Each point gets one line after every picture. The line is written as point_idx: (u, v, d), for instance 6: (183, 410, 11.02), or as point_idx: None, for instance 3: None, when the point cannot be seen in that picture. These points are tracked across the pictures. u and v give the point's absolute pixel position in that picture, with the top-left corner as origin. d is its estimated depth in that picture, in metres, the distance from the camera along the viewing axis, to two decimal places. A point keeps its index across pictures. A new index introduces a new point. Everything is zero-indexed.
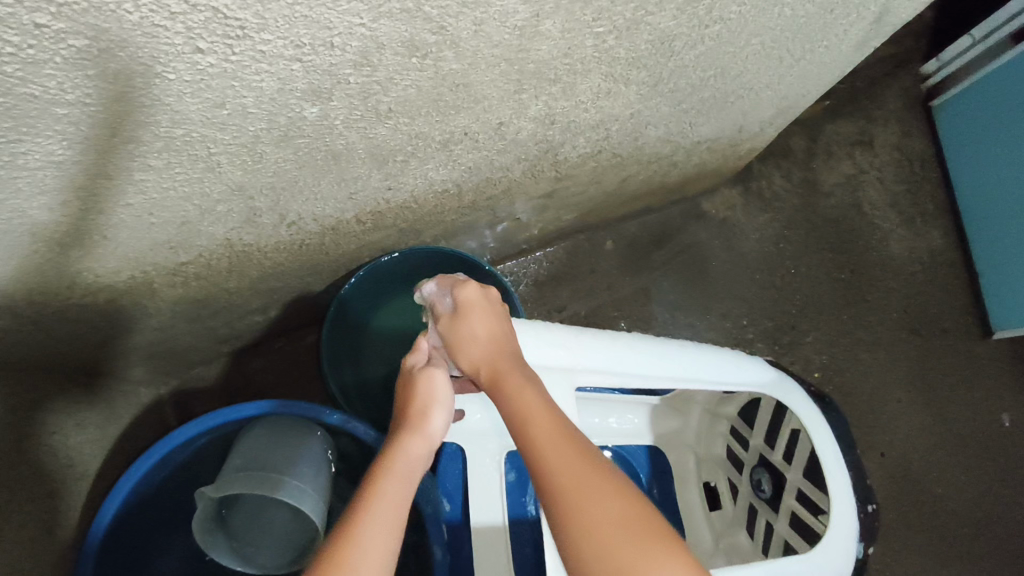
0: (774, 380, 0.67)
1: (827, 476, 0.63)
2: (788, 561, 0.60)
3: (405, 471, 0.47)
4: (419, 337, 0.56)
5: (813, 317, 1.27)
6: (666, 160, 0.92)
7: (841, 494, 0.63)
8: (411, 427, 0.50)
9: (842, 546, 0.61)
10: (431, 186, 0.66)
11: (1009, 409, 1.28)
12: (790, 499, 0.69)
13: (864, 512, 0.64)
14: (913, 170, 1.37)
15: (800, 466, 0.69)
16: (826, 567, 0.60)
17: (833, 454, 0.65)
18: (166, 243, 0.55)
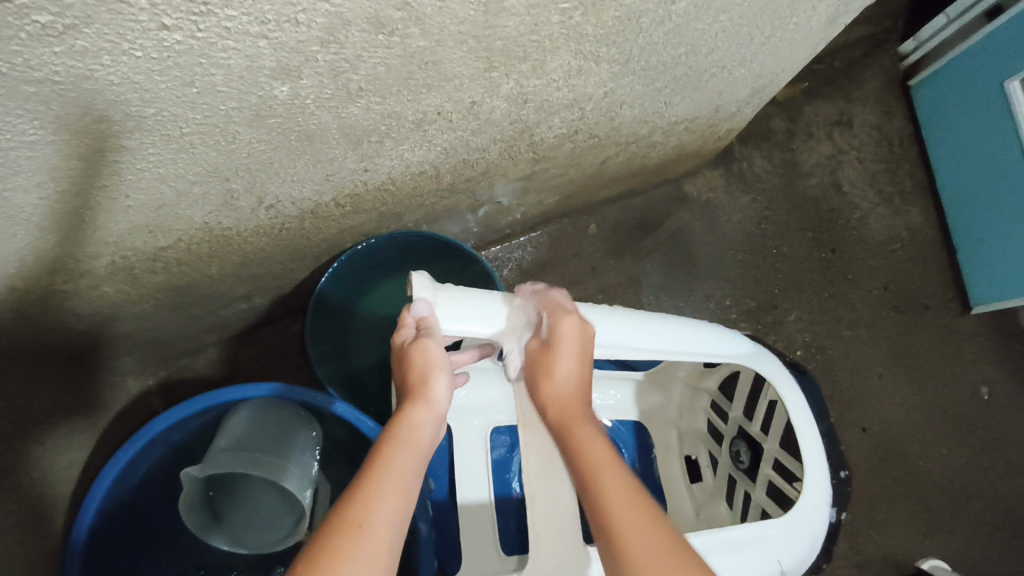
0: (752, 352, 0.69)
1: (801, 442, 0.64)
2: (764, 523, 0.61)
3: (412, 434, 0.49)
4: (404, 309, 0.53)
5: (794, 296, 1.29)
6: (645, 140, 0.93)
7: (816, 461, 0.64)
8: (414, 396, 0.51)
9: (814, 510, 0.63)
10: (408, 168, 0.67)
11: (988, 382, 1.30)
12: (768, 468, 0.70)
13: (837, 478, 0.67)
14: (892, 149, 1.39)
15: (776, 436, 0.70)
16: (799, 531, 0.62)
17: (808, 422, 0.66)
18: (144, 226, 0.55)
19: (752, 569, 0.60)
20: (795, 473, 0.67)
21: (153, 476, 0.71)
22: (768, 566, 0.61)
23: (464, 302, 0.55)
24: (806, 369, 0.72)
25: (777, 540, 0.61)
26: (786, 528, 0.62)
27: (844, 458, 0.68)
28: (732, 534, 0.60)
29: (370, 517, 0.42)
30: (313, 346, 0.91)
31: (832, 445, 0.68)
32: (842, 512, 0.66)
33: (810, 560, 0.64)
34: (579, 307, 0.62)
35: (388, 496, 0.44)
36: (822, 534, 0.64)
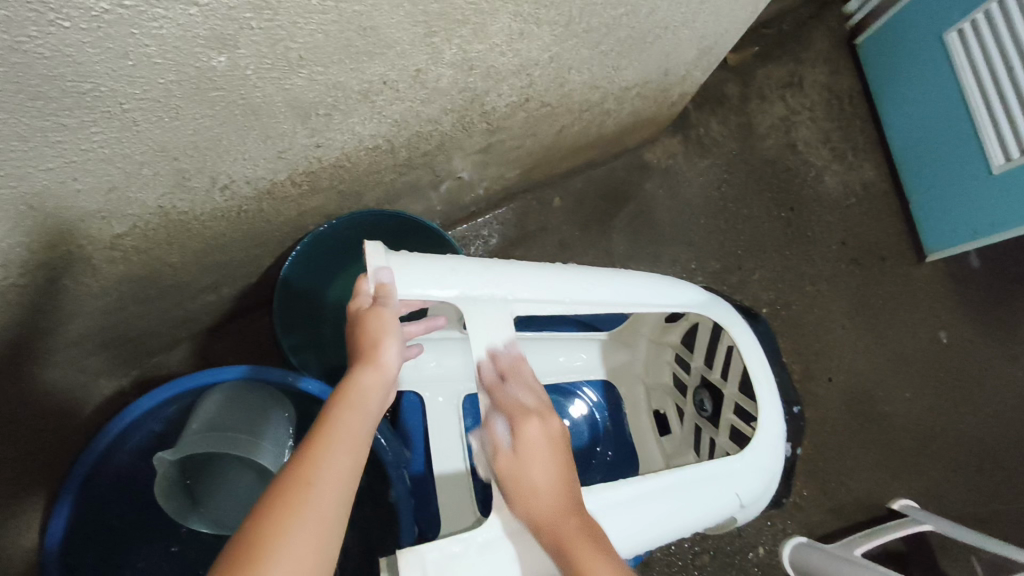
0: (706, 300, 0.71)
1: (754, 384, 0.67)
2: (722, 461, 0.64)
3: (361, 394, 0.50)
4: (360, 278, 0.55)
5: (757, 255, 1.32)
6: (598, 107, 0.95)
7: (769, 399, 0.67)
8: (364, 361, 0.51)
9: (771, 446, 0.66)
10: (361, 143, 0.67)
11: (947, 326, 1.34)
12: (729, 414, 0.73)
13: (790, 414, 0.69)
14: (843, 107, 1.43)
15: (735, 381, 0.72)
16: (758, 466, 0.65)
17: (762, 366, 0.68)
18: (97, 212, 0.55)
19: (714, 504, 0.63)
20: (752, 413, 0.70)
21: (126, 471, 0.72)
22: (727, 500, 0.63)
23: (416, 267, 0.58)
24: (760, 315, 0.75)
25: (736, 476, 0.64)
26: (745, 463, 0.64)
27: (797, 393, 0.70)
28: (694, 472, 0.62)
29: (319, 474, 0.43)
30: (282, 329, 0.90)
31: (785, 383, 0.70)
32: (798, 447, 0.69)
33: (770, 496, 0.68)
34: (532, 268, 0.63)
35: (338, 456, 0.45)
36: (777, 470, 0.67)
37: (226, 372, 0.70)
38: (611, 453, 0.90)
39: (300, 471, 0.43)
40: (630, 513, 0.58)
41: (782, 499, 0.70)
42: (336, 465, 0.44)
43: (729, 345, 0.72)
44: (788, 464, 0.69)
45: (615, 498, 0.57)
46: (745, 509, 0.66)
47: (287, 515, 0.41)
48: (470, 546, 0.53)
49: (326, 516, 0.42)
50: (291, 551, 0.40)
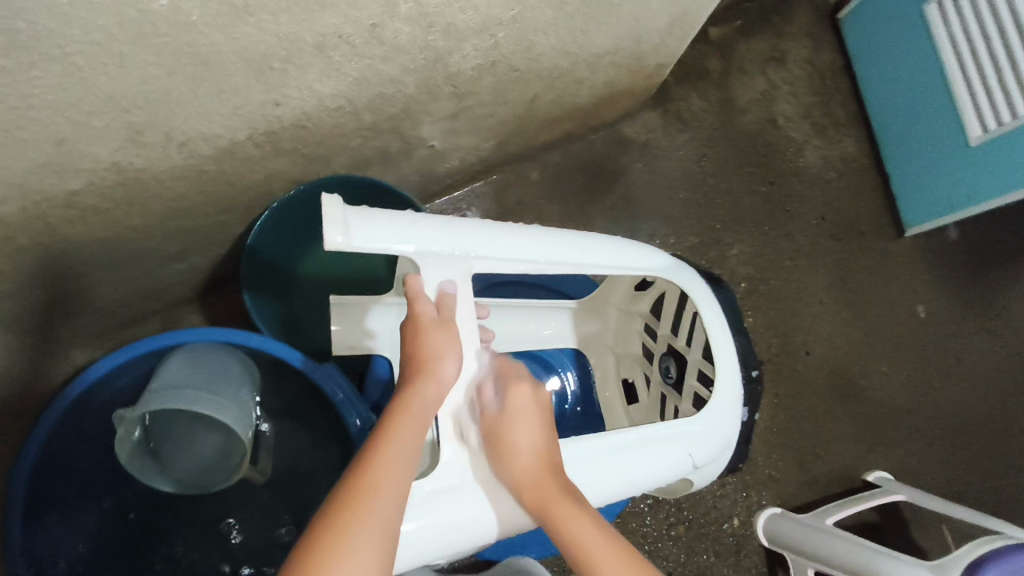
0: (671, 264, 0.71)
1: (713, 348, 0.67)
2: (677, 421, 0.64)
3: (420, 411, 0.51)
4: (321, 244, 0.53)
5: (736, 230, 1.32)
6: (570, 75, 0.94)
7: (727, 363, 0.67)
8: (425, 372, 0.53)
9: (729, 410, 0.67)
10: (322, 102, 0.67)
11: (923, 300, 1.34)
12: (692, 380, 0.73)
13: (748, 377, 0.70)
14: (824, 82, 1.42)
15: (698, 347, 0.72)
16: (715, 429, 0.66)
17: (724, 332, 0.68)
18: (48, 165, 0.55)
19: (669, 464, 0.63)
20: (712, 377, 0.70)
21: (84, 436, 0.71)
22: (682, 461, 0.63)
23: (375, 223, 0.56)
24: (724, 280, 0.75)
25: (691, 437, 0.64)
26: (703, 426, 0.65)
27: (755, 357, 0.71)
28: (648, 432, 0.63)
29: (382, 490, 0.46)
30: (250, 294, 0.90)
31: (746, 348, 0.70)
32: (755, 412, 0.70)
33: (726, 459, 0.69)
34: (494, 227, 0.63)
35: (395, 473, 0.47)
36: (734, 433, 0.67)
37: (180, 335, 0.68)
38: (580, 409, 0.92)
39: (361, 485, 0.45)
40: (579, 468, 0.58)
41: (739, 464, 0.71)
42: (395, 482, 0.46)
43: (693, 310, 0.72)
44: (745, 428, 0.70)
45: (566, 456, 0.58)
46: (700, 470, 0.66)
47: (343, 528, 0.43)
48: (415, 493, 0.53)
49: (384, 528, 0.44)
50: (350, 568, 0.42)
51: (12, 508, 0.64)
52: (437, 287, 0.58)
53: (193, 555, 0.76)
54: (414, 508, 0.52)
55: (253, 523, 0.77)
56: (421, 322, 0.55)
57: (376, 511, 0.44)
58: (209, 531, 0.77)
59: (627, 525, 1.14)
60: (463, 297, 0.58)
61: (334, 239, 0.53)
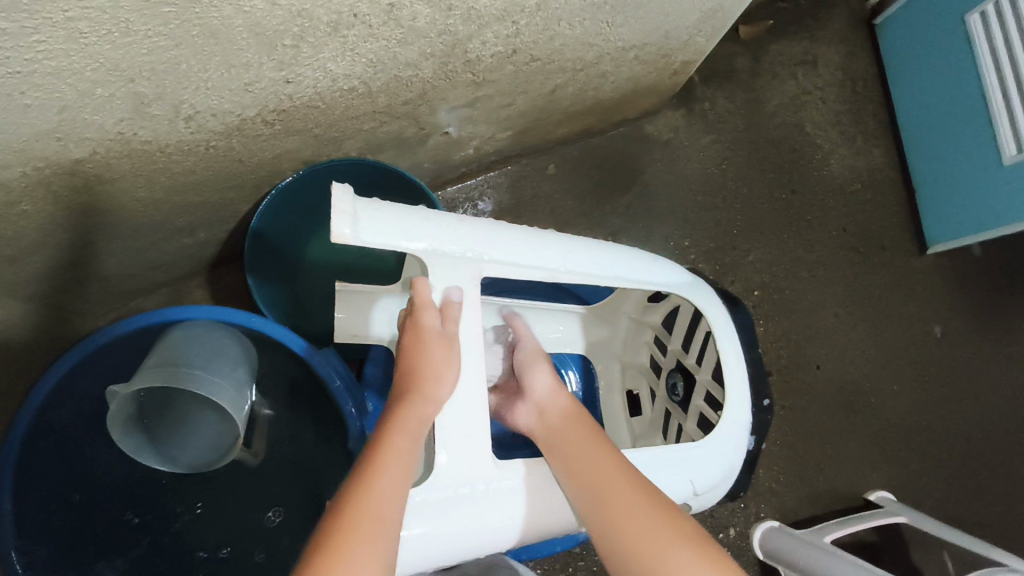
0: (690, 282, 0.68)
1: (724, 369, 0.65)
2: (680, 445, 0.62)
3: (414, 428, 0.51)
4: (330, 233, 0.50)
5: (754, 236, 1.29)
6: (593, 68, 0.92)
7: (738, 389, 0.65)
8: (422, 389, 0.53)
9: (733, 438, 0.64)
10: (335, 82, 0.65)
11: (941, 321, 1.30)
12: (699, 400, 0.71)
13: (759, 406, 0.67)
14: (856, 90, 1.38)
15: (708, 367, 0.70)
16: (717, 455, 0.63)
17: (737, 355, 0.66)
18: (51, 132, 0.54)
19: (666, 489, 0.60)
20: (719, 400, 0.68)
21: (76, 408, 0.71)
22: (681, 486, 0.61)
23: (389, 219, 0.54)
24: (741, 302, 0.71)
25: (693, 462, 0.62)
26: (703, 451, 0.62)
27: (768, 386, 0.68)
28: (647, 456, 0.60)
29: (375, 512, 0.47)
30: (251, 270, 0.88)
31: (757, 374, 0.68)
32: (762, 441, 0.67)
33: (727, 486, 0.66)
34: (510, 231, 0.60)
35: (393, 496, 0.48)
36: (737, 460, 0.65)
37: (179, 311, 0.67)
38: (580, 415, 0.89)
39: (356, 508, 0.47)
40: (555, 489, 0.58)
41: (738, 491, 0.68)
42: (393, 504, 0.48)
43: (707, 330, 0.70)
44: (749, 455, 0.67)
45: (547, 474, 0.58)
46: (700, 496, 0.63)
47: (342, 553, 0.44)
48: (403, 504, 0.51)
49: (384, 549, 0.46)
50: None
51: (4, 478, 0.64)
52: (443, 294, 0.56)
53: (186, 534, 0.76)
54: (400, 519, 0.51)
55: (247, 505, 0.77)
56: (423, 335, 0.54)
57: (377, 534, 0.46)
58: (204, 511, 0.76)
59: None
60: (471, 303, 0.57)
61: (342, 232, 0.51)
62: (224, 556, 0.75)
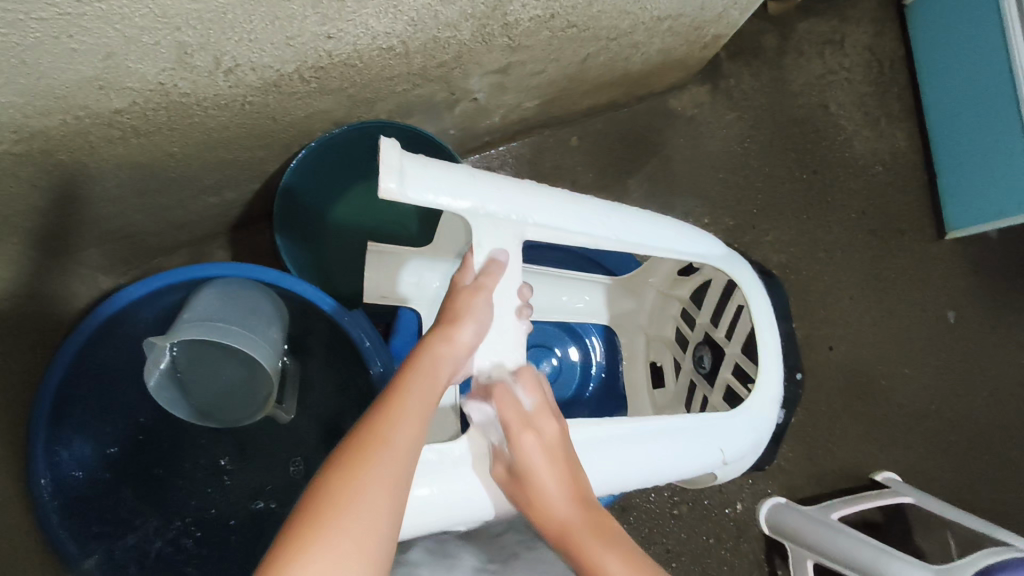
0: (724, 254, 0.68)
1: (759, 344, 0.65)
2: (712, 416, 0.63)
3: (432, 367, 0.50)
4: (377, 186, 0.50)
5: (773, 216, 1.28)
6: (626, 38, 0.91)
7: (772, 363, 0.65)
8: (441, 333, 0.52)
9: (766, 411, 0.65)
10: (374, 41, 0.64)
11: (957, 306, 1.30)
12: (727, 372, 0.72)
13: (791, 379, 0.68)
14: (882, 71, 1.36)
15: (739, 341, 0.71)
16: (749, 428, 0.64)
17: (771, 329, 0.66)
18: (94, 80, 0.54)
19: (697, 456, 0.61)
20: (751, 375, 0.69)
21: (105, 360, 0.72)
22: (712, 456, 0.62)
23: (434, 177, 0.54)
24: (778, 279, 0.72)
25: (725, 433, 0.62)
26: (736, 421, 0.63)
27: (799, 358, 0.69)
28: (681, 424, 0.61)
29: (393, 437, 0.45)
30: (278, 225, 0.87)
31: (790, 346, 0.69)
32: (792, 414, 0.68)
33: (754, 459, 0.67)
34: (551, 195, 0.60)
35: (406, 422, 0.47)
36: (768, 434, 0.65)
37: (207, 269, 0.68)
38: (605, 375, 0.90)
39: (373, 433, 0.45)
40: (597, 452, 0.56)
41: (763, 464, 0.69)
42: (406, 434, 0.46)
43: (741, 302, 0.70)
44: (777, 429, 0.68)
45: (591, 435, 0.57)
46: (727, 466, 0.64)
47: (351, 472, 0.43)
48: (444, 458, 0.53)
49: (393, 474, 0.44)
50: (360, 511, 0.41)
51: (38, 425, 0.66)
52: (487, 255, 0.56)
53: (224, 483, 0.79)
54: (439, 474, 0.53)
55: (278, 457, 0.80)
56: (452, 290, 0.55)
57: (385, 457, 0.44)
58: (241, 463, 0.80)
59: (631, 501, 1.13)
60: (514, 266, 0.57)
61: (389, 186, 0.51)
62: (259, 506, 0.78)
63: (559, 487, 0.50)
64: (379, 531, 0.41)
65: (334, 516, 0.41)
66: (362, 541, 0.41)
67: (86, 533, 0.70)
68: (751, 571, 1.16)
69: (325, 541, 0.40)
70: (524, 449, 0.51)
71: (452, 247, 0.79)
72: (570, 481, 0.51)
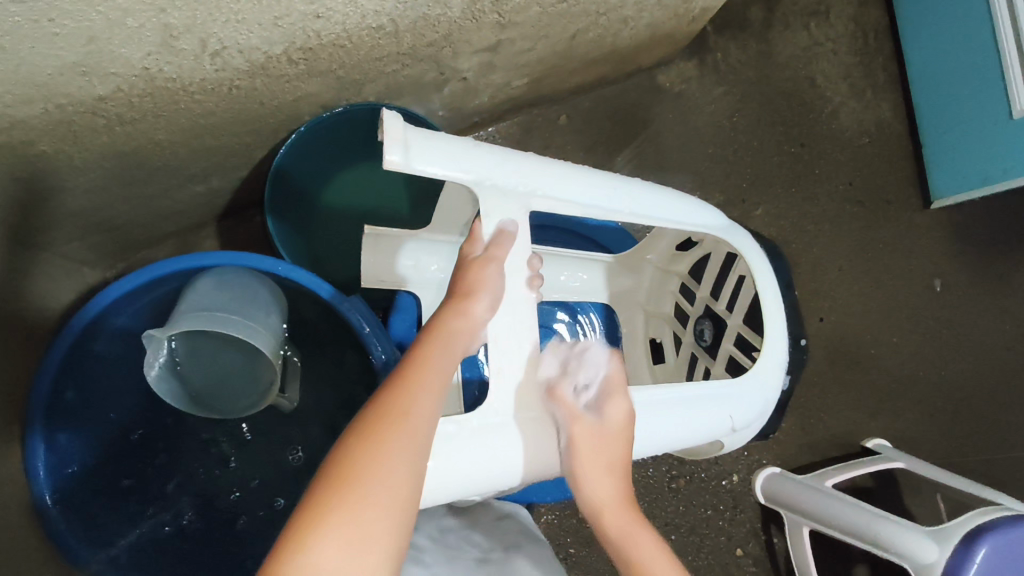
0: (725, 225, 0.68)
1: (764, 313, 0.65)
2: (723, 384, 0.63)
3: (446, 342, 0.51)
4: (381, 156, 0.50)
5: (763, 190, 1.29)
6: (616, 12, 0.90)
7: (776, 330, 0.65)
8: (453, 307, 0.52)
9: (771, 378, 0.65)
10: (364, 20, 0.63)
11: (943, 274, 1.32)
12: (729, 344, 0.73)
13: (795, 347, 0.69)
14: (867, 42, 1.37)
15: (741, 312, 0.72)
16: (757, 394, 0.64)
17: (776, 300, 0.66)
18: (76, 66, 0.52)
19: (707, 424, 0.62)
20: (755, 345, 0.70)
21: (98, 354, 0.71)
22: (721, 422, 0.63)
23: (438, 149, 0.53)
24: (779, 249, 0.72)
25: (733, 400, 0.63)
26: (745, 389, 0.64)
27: (802, 327, 0.70)
28: (691, 392, 0.61)
29: (411, 407, 0.45)
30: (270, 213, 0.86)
31: (793, 316, 0.69)
32: (796, 379, 0.69)
33: (760, 425, 0.68)
34: (554, 167, 0.59)
35: (425, 393, 0.47)
36: (775, 399, 0.66)
37: (196, 258, 0.66)
38: None
39: (391, 403, 0.45)
40: None
41: (767, 433, 0.70)
42: (424, 405, 0.46)
43: (742, 272, 0.71)
44: (782, 397, 0.69)
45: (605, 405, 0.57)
46: (735, 433, 0.65)
47: (374, 442, 0.43)
48: (462, 427, 0.51)
49: (415, 441, 0.44)
50: (383, 479, 0.42)
51: (34, 420, 0.66)
52: (493, 228, 0.56)
53: (229, 469, 0.79)
54: (459, 442, 0.50)
55: (280, 445, 0.80)
56: (462, 262, 0.55)
57: (405, 425, 0.44)
58: (244, 447, 0.80)
59: None
60: (521, 238, 0.57)
61: (393, 159, 0.50)
62: (266, 488, 0.79)
63: (614, 457, 0.55)
64: (403, 500, 0.42)
65: (360, 484, 0.41)
66: (389, 506, 0.41)
67: (88, 528, 0.70)
68: (747, 540, 1.18)
69: (351, 510, 0.40)
70: (608, 416, 0.55)
71: (456, 227, 0.77)
72: (631, 467, 0.56)
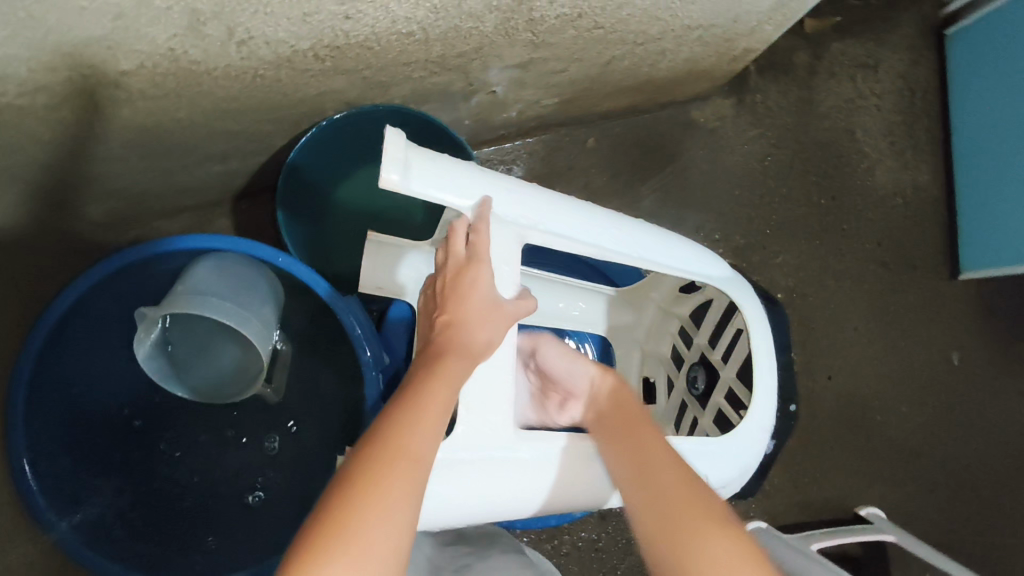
0: (729, 277, 0.67)
1: (755, 374, 0.64)
2: (701, 442, 0.61)
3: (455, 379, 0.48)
4: (380, 175, 0.49)
5: (785, 238, 1.26)
6: (654, 43, 0.89)
7: (764, 391, 0.63)
8: (463, 347, 0.49)
9: (754, 440, 0.63)
10: (394, 25, 0.63)
11: (961, 348, 1.28)
12: (719, 397, 0.71)
13: (785, 411, 0.67)
14: (913, 101, 1.33)
15: (734, 365, 0.70)
16: (736, 455, 0.62)
17: (769, 361, 0.64)
18: (102, 39, 0.53)
19: None
20: (744, 402, 0.68)
21: (91, 320, 0.72)
22: None
23: (438, 173, 0.52)
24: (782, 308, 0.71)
25: (710, 459, 0.61)
26: (723, 448, 0.62)
27: (797, 392, 0.67)
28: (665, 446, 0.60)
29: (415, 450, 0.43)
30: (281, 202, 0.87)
31: (788, 377, 0.67)
32: (782, 443, 0.67)
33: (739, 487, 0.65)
34: (556, 201, 0.58)
35: (428, 432, 0.44)
36: (755, 463, 0.64)
37: (196, 241, 0.67)
38: None
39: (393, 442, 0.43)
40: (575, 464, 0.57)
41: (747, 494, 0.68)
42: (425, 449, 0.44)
43: (739, 327, 0.69)
44: (765, 459, 0.66)
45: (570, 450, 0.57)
46: None
47: (375, 482, 0.40)
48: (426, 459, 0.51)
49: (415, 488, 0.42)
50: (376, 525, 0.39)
51: (19, 380, 0.66)
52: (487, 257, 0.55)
53: (207, 450, 0.79)
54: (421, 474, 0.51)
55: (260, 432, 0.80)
56: (475, 297, 0.52)
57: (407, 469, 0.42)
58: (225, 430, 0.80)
59: None
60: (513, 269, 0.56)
61: (391, 178, 0.49)
62: (242, 470, 0.79)
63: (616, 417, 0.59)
64: (398, 547, 0.39)
65: (361, 528, 0.38)
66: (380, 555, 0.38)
67: (59, 491, 0.70)
68: None
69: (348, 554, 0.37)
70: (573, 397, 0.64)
71: None
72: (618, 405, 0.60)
